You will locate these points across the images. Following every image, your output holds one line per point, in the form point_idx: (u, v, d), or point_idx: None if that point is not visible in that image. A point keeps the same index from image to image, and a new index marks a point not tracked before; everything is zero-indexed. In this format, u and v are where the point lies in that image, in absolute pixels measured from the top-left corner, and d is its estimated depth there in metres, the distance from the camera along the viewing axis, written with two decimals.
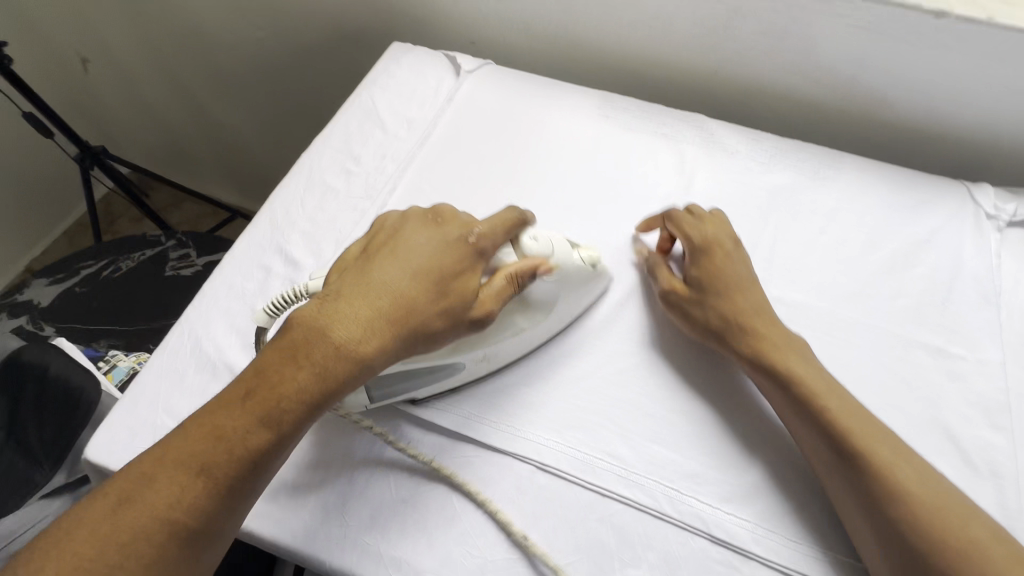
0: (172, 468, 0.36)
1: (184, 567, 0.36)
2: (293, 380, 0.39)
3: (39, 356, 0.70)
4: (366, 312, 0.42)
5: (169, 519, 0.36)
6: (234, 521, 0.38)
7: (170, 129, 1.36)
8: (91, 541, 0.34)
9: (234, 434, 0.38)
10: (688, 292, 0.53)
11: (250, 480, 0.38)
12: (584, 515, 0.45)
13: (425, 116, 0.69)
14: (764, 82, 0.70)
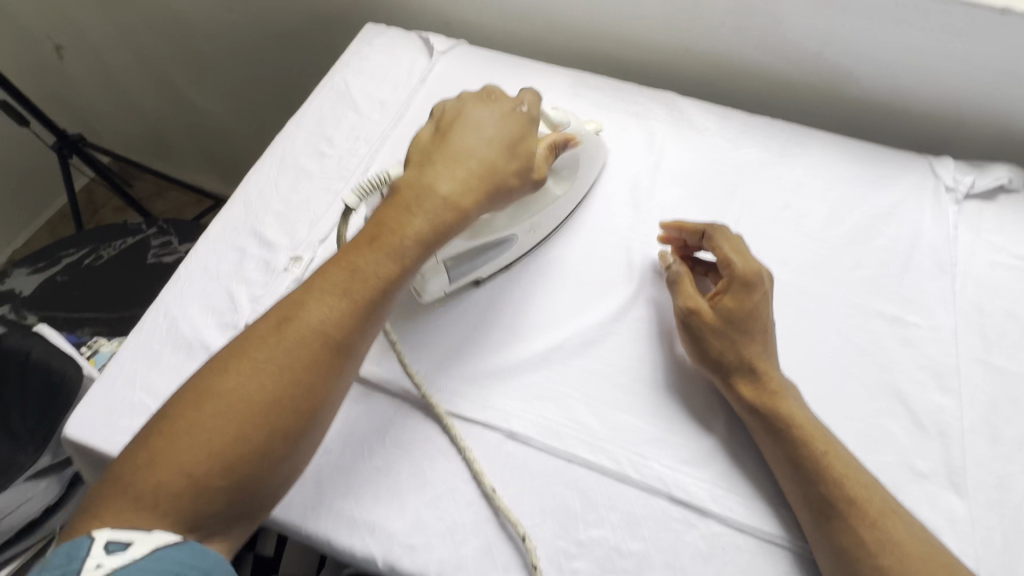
0: (320, 295, 0.44)
1: (332, 375, 0.43)
2: (410, 224, 0.46)
3: (22, 342, 0.71)
4: (454, 167, 0.48)
5: (324, 334, 0.43)
6: (367, 341, 0.45)
7: (149, 116, 1.35)
8: (262, 351, 0.42)
9: (369, 266, 0.45)
10: (715, 312, 0.50)
11: (382, 306, 0.45)
12: (551, 480, 0.46)
13: (398, 97, 0.69)
14: (733, 60, 0.71)
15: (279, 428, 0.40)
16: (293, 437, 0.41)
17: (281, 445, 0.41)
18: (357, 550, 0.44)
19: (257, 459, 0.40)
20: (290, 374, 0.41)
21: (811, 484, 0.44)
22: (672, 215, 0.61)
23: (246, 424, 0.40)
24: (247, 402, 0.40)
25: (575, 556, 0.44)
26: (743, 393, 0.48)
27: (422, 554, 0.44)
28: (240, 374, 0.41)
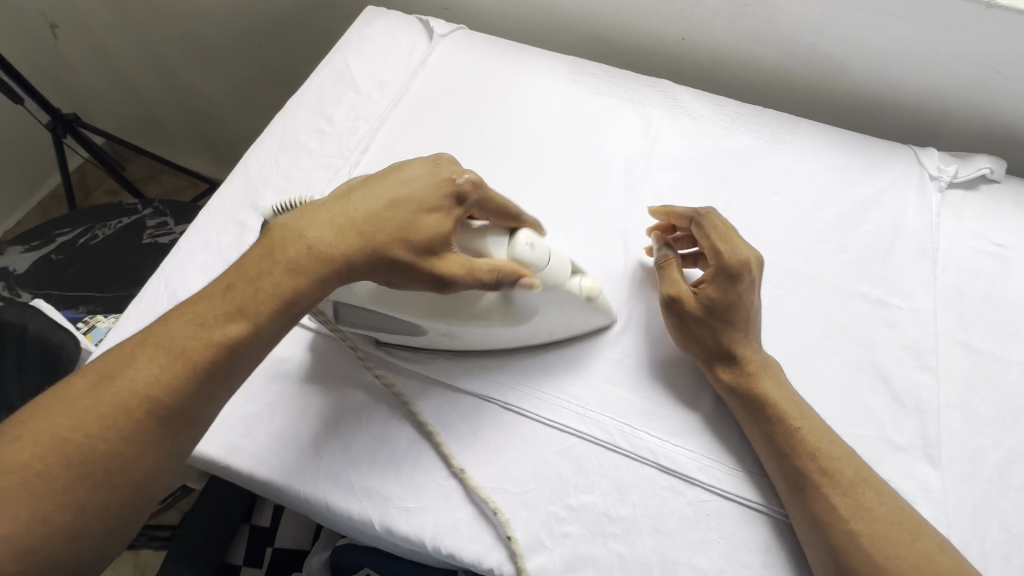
0: (157, 350, 0.40)
1: (161, 442, 0.39)
2: (267, 283, 0.41)
3: (17, 316, 0.71)
4: (338, 226, 0.43)
5: (149, 397, 0.38)
6: (210, 407, 0.41)
7: (144, 97, 1.34)
8: (69, 414, 0.37)
9: (214, 326, 0.40)
10: (698, 305, 0.51)
11: (222, 372, 0.40)
12: (543, 448, 0.48)
13: (398, 78, 0.70)
14: (728, 50, 0.72)
15: (86, 504, 0.37)
16: (104, 516, 0.37)
17: (88, 524, 0.37)
18: (354, 514, 0.45)
19: (52, 542, 0.36)
20: (105, 444, 0.37)
21: (792, 455, 0.46)
22: (666, 199, 0.62)
23: (50, 497, 0.36)
24: (62, 456, 0.36)
25: (566, 521, 0.45)
26: (721, 375, 0.50)
27: (417, 518, 0.45)
28: (76, 416, 0.37)
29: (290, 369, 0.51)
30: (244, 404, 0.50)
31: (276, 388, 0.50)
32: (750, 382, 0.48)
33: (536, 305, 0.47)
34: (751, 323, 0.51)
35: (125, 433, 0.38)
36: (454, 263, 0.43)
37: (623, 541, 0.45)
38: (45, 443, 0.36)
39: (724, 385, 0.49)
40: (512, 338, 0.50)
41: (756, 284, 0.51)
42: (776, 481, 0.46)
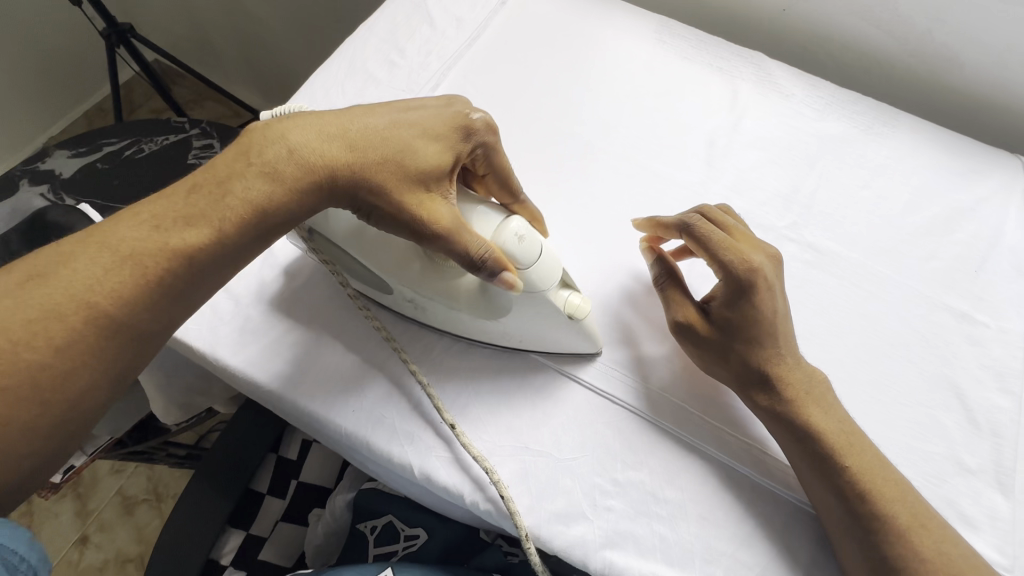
0: (112, 251, 0.37)
1: (99, 357, 0.37)
2: (240, 187, 0.40)
3: (64, 218, 0.70)
4: (339, 148, 0.41)
5: (91, 301, 0.36)
6: (159, 318, 0.39)
7: (199, 16, 1.31)
8: (1, 311, 0.35)
9: (170, 229, 0.38)
10: (704, 326, 0.46)
11: (174, 286, 0.39)
12: (593, 417, 0.46)
13: (475, 16, 0.66)
14: (830, 26, 0.66)
15: (11, 420, 0.34)
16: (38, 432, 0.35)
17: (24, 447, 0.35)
18: (394, 457, 0.44)
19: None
20: (50, 348, 0.35)
21: (847, 487, 0.41)
22: (747, 179, 0.58)
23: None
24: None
25: (610, 495, 0.44)
26: (759, 402, 0.44)
27: (456, 470, 0.43)
28: (2, 315, 0.34)
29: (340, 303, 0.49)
30: (293, 329, 0.48)
31: (325, 318, 0.49)
32: (795, 408, 0.43)
33: (512, 303, 0.43)
34: (787, 345, 0.45)
35: (71, 336, 0.36)
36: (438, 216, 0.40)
37: (667, 523, 0.43)
38: None
39: (762, 409, 0.44)
40: (463, 327, 0.46)
41: (775, 303, 0.45)
42: (822, 510, 0.42)
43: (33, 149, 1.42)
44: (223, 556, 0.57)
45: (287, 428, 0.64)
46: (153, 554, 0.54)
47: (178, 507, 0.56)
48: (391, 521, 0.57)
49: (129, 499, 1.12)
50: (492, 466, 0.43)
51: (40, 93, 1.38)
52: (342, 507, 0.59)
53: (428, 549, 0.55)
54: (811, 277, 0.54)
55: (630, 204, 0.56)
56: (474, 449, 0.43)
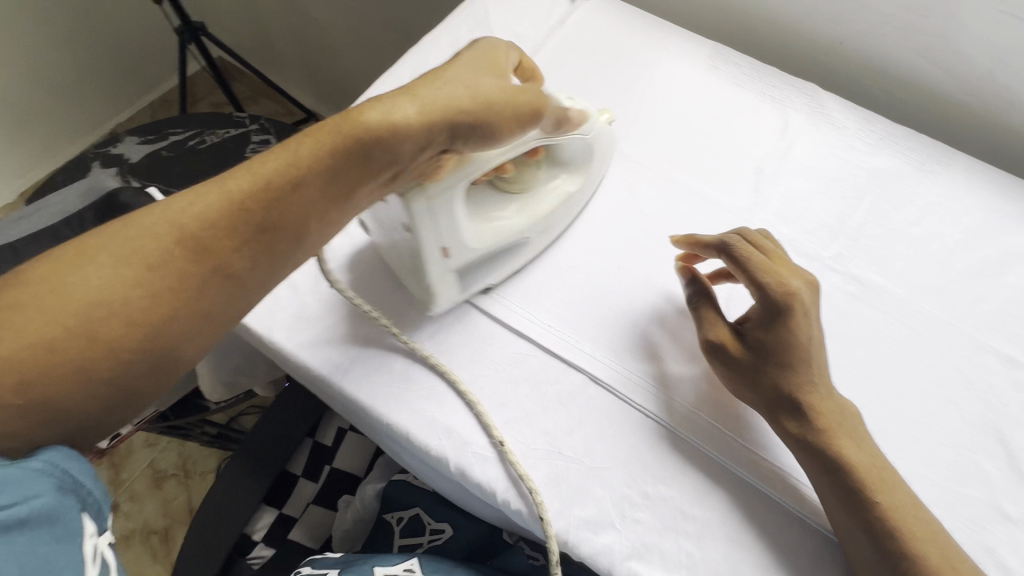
0: (207, 190, 0.40)
1: (190, 288, 0.38)
2: (330, 127, 0.41)
3: (135, 199, 0.75)
4: (413, 88, 0.42)
5: (193, 231, 0.38)
6: (248, 256, 0.40)
7: (266, 18, 1.38)
8: (114, 241, 0.38)
9: (266, 169, 0.40)
10: (735, 345, 0.47)
11: (266, 221, 0.40)
12: (625, 429, 0.47)
13: (534, 33, 0.68)
14: (887, 62, 0.66)
15: (100, 339, 0.35)
16: (118, 358, 0.35)
17: (106, 370, 0.35)
18: (432, 450, 0.45)
19: (68, 371, 0.34)
20: (137, 273, 0.37)
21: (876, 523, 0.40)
22: (793, 208, 0.59)
23: (74, 317, 0.35)
24: (93, 276, 0.36)
25: (639, 507, 0.44)
26: (789, 429, 0.44)
27: (492, 468, 0.45)
28: (115, 243, 0.37)
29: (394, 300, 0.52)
30: (345, 319, 0.51)
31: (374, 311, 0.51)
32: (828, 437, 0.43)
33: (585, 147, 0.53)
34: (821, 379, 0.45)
35: (158, 262, 0.37)
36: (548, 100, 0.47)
37: (694, 540, 0.44)
38: (78, 264, 0.36)
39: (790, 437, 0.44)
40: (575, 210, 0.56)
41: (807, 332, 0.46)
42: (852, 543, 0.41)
43: (102, 132, 1.52)
44: (256, 531, 0.61)
45: (325, 415, 0.67)
46: (191, 524, 0.57)
47: (218, 481, 0.59)
48: (417, 514, 0.59)
49: (159, 473, 1.17)
50: (524, 471, 0.44)
51: (113, 82, 1.47)
52: (371, 497, 0.60)
53: (451, 546, 0.56)
54: (855, 309, 0.54)
55: (675, 224, 0.57)
56: (515, 460, 0.44)
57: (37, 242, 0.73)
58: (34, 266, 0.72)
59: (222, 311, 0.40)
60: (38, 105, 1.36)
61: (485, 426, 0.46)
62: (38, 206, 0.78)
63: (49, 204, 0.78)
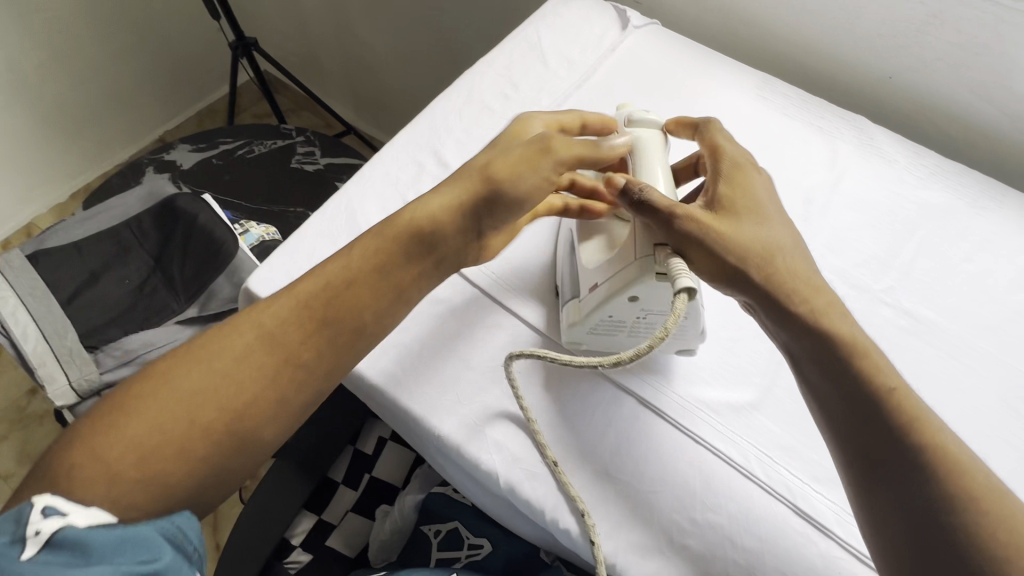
0: (267, 303, 0.45)
1: (283, 387, 0.43)
2: (401, 236, 0.47)
3: (191, 206, 0.77)
4: (433, 194, 0.48)
5: (281, 339, 0.43)
6: (330, 358, 0.45)
7: (314, 35, 1.43)
8: (216, 345, 0.42)
9: (341, 279, 0.46)
10: (696, 207, 0.45)
11: (345, 326, 0.45)
12: (674, 453, 0.47)
13: (586, 60, 0.70)
14: (937, 98, 0.67)
15: (212, 435, 0.40)
16: (222, 454, 0.40)
17: (214, 462, 0.40)
18: (482, 464, 0.46)
19: (183, 466, 0.39)
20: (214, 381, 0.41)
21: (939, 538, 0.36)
22: (844, 240, 0.59)
23: (181, 423, 0.39)
24: (200, 382, 0.41)
25: (688, 533, 0.44)
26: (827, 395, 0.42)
27: (540, 485, 0.45)
28: (215, 350, 0.42)
29: (446, 310, 0.52)
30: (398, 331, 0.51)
31: (427, 323, 0.51)
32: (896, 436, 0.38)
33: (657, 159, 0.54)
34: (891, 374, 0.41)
35: (231, 367, 0.42)
36: (563, 143, 0.48)
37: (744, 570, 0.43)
38: (184, 372, 0.41)
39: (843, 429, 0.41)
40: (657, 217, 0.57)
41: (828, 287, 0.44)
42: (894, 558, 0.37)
43: (153, 139, 1.59)
44: (295, 535, 0.63)
45: (366, 424, 0.69)
46: (235, 524, 0.58)
47: (263, 483, 0.60)
48: (456, 527, 0.60)
49: None
50: (576, 493, 0.45)
51: (164, 91, 1.54)
52: (410, 506, 0.61)
53: (489, 563, 0.57)
54: (906, 344, 0.54)
55: None
56: (570, 486, 0.45)
57: (98, 243, 0.76)
58: (95, 265, 0.75)
59: (293, 402, 0.43)
60: (97, 112, 1.43)
61: (539, 447, 0.46)
62: (100, 208, 0.79)
63: (111, 208, 0.80)
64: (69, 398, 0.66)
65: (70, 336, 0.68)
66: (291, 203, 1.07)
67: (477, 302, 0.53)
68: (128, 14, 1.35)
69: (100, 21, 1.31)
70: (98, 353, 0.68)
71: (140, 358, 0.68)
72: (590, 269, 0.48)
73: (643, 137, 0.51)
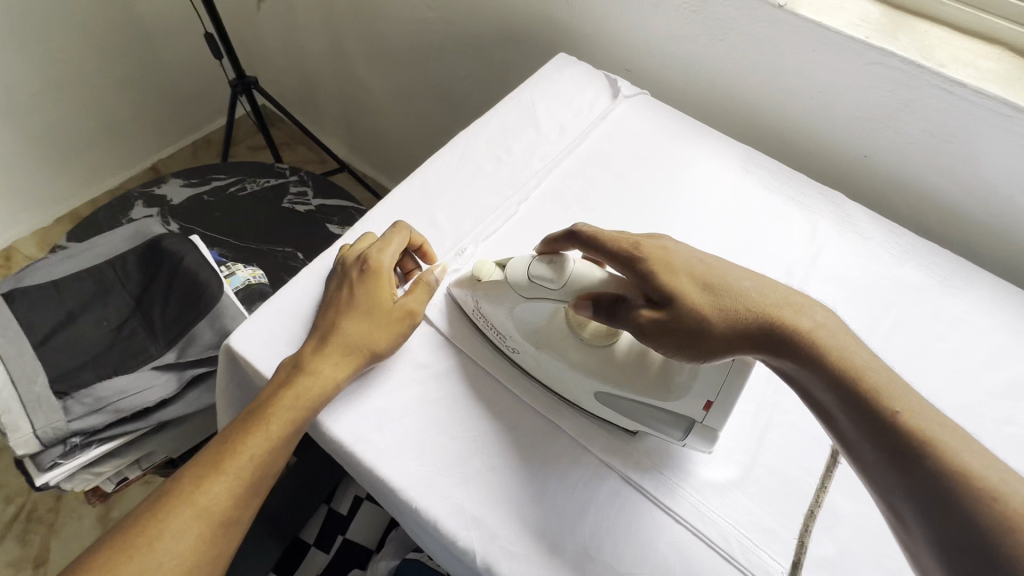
0: (189, 476, 0.45)
1: (213, 544, 0.44)
2: (309, 389, 0.47)
3: (178, 247, 0.76)
4: (327, 348, 0.49)
5: (205, 507, 0.44)
6: (253, 506, 0.46)
7: (315, 76, 1.47)
8: (137, 528, 0.43)
9: (259, 434, 0.46)
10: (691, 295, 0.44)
11: (266, 473, 0.47)
12: (654, 533, 0.46)
13: (578, 126, 0.72)
14: (909, 179, 0.70)
15: None
16: None
17: None
18: (460, 540, 0.45)
19: None
20: (158, 565, 0.42)
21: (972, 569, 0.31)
22: None
23: None
24: (128, 571, 0.41)
25: None
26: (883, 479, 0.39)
27: (518, 565, 0.44)
28: (138, 537, 0.42)
29: (432, 374, 0.52)
30: (380, 396, 0.50)
31: (410, 390, 0.51)
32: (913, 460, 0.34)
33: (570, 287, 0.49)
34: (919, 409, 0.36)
35: (170, 548, 0.42)
36: (415, 301, 0.53)
37: None
38: (109, 563, 0.41)
39: (868, 459, 0.37)
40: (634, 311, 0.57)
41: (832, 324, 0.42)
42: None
43: (144, 167, 1.58)
44: None
45: (341, 483, 0.68)
46: None
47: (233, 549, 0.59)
48: None
49: None
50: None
51: (159, 122, 1.55)
52: (382, 573, 0.62)
53: None
54: None
55: None
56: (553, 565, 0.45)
57: (78, 282, 0.75)
58: (73, 306, 0.73)
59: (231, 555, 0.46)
60: (90, 139, 1.43)
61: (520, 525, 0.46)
62: (84, 246, 0.79)
63: (95, 246, 0.79)
64: (31, 447, 0.62)
65: (39, 381, 0.65)
66: (280, 242, 1.06)
67: (463, 368, 0.53)
68: (131, 47, 1.37)
69: (100, 53, 1.33)
70: (66, 400, 0.65)
71: (111, 405, 0.65)
72: (686, 395, 0.46)
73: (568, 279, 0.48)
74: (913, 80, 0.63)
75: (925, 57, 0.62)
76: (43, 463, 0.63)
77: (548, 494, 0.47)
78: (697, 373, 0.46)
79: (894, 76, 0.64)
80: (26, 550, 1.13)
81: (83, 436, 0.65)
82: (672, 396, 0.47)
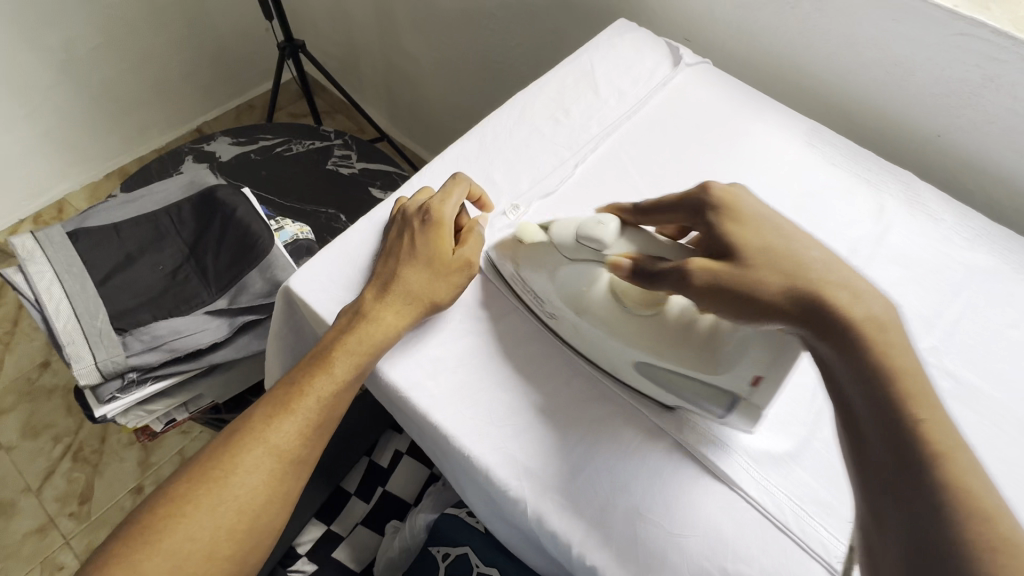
0: (259, 416, 0.46)
1: (282, 482, 0.45)
2: (373, 335, 0.48)
3: (230, 198, 0.78)
4: (389, 296, 0.50)
5: (274, 445, 0.45)
6: (318, 447, 0.47)
7: (360, 43, 1.46)
8: (211, 464, 0.44)
9: (322, 378, 0.47)
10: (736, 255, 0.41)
11: (330, 415, 0.47)
12: (706, 499, 0.45)
13: (637, 92, 0.71)
14: (986, 161, 0.67)
15: (229, 549, 0.42)
16: (243, 560, 0.43)
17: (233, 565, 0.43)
18: (510, 490, 0.45)
19: None
20: (233, 498, 0.43)
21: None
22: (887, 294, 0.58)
23: (197, 547, 0.41)
24: (204, 503, 0.42)
25: None
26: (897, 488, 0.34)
27: (568, 519, 0.45)
28: (212, 473, 0.43)
29: (484, 329, 0.52)
30: (435, 347, 0.50)
31: (465, 342, 0.51)
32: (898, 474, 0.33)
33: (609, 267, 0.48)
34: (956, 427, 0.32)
35: (245, 482, 0.43)
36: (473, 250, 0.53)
37: None
38: (187, 496, 0.43)
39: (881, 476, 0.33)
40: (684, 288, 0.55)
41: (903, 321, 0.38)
42: None
43: (190, 127, 1.62)
44: (301, 544, 0.63)
45: (383, 437, 0.70)
46: None
47: None
48: (467, 553, 0.58)
49: None
50: (610, 540, 0.44)
51: (206, 84, 1.57)
52: (421, 525, 0.62)
53: None
54: (950, 408, 0.52)
55: None
56: (609, 523, 0.45)
57: (135, 227, 0.77)
58: (131, 250, 0.75)
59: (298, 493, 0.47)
60: (140, 97, 1.46)
61: (572, 482, 0.46)
62: (142, 193, 0.81)
63: (152, 193, 0.81)
64: (92, 378, 0.65)
65: (100, 317, 0.68)
66: (324, 203, 1.08)
67: (518, 324, 0.53)
68: (182, 6, 1.39)
69: (154, 11, 1.35)
70: (126, 336, 0.68)
71: (165, 344, 0.67)
72: (731, 372, 0.43)
73: (608, 243, 0.47)
74: (1002, 53, 0.59)
75: (1020, 29, 0.57)
76: (102, 396, 0.65)
77: (603, 455, 0.47)
78: (746, 349, 0.42)
79: (980, 49, 0.60)
80: (72, 487, 1.19)
81: (139, 373, 0.67)
82: (719, 368, 0.43)
